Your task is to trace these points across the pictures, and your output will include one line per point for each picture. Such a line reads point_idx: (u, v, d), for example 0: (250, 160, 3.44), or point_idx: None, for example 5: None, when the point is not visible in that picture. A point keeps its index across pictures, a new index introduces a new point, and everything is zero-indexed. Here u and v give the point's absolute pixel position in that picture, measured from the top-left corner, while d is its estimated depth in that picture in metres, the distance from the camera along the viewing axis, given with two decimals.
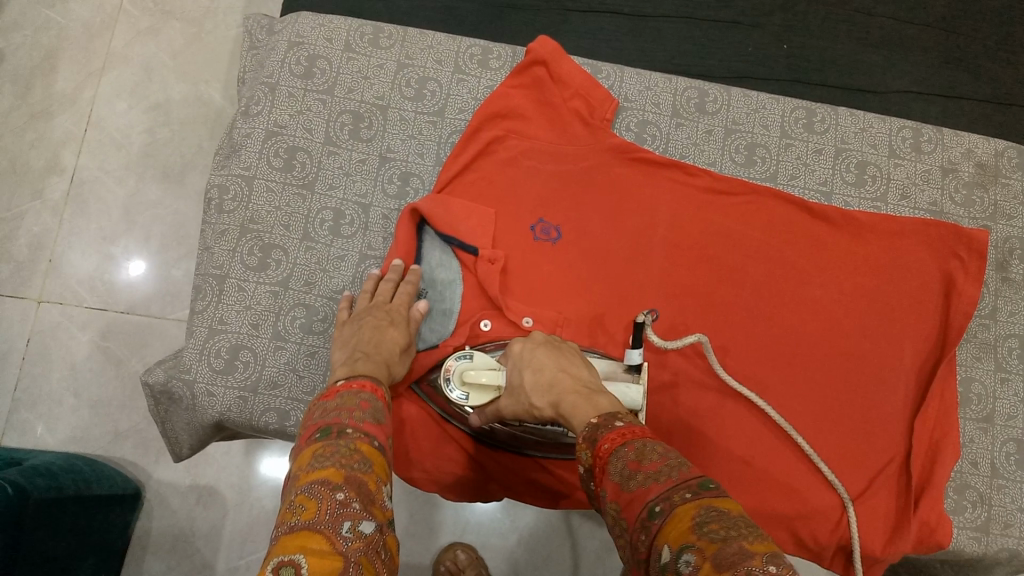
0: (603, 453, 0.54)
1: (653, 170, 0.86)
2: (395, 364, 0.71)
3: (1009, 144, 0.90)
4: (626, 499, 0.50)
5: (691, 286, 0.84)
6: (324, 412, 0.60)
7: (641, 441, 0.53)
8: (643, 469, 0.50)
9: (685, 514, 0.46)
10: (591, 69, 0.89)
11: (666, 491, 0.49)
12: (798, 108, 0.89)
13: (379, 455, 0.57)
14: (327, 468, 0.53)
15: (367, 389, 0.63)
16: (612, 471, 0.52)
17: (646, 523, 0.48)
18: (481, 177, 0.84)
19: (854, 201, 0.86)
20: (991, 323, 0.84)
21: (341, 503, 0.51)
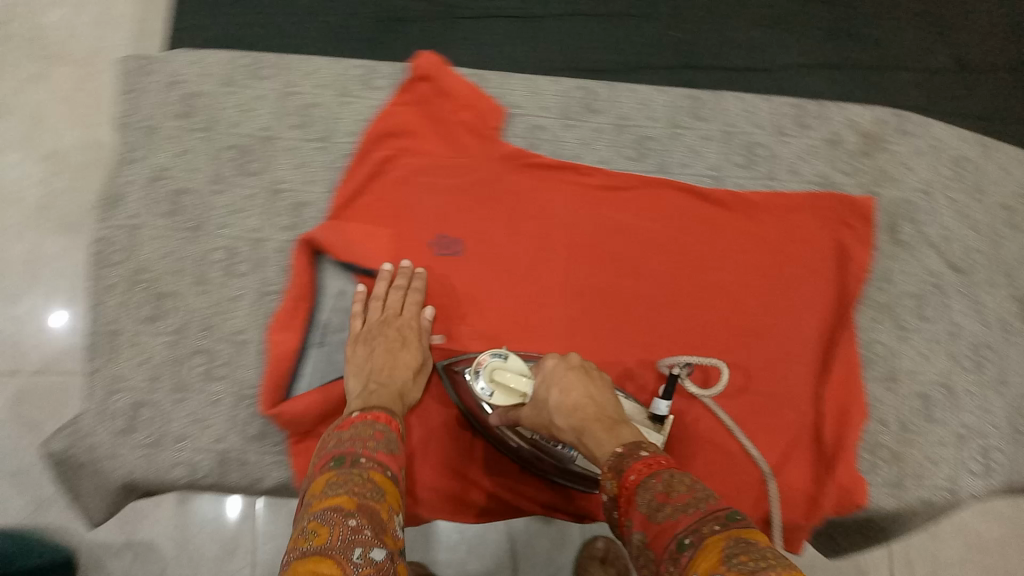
0: (631, 486, 0.56)
1: (547, 174, 0.87)
2: (409, 390, 0.76)
3: (890, 110, 0.91)
4: (656, 530, 0.52)
5: (596, 285, 0.85)
6: (339, 443, 0.65)
7: (667, 474, 0.55)
8: (671, 501, 0.52)
9: (714, 544, 0.47)
10: (477, 79, 0.88)
11: (693, 523, 0.50)
12: (683, 96, 0.90)
13: (389, 484, 0.62)
14: (341, 495, 0.57)
15: (381, 421, 0.68)
16: (642, 504, 0.54)
17: (675, 555, 0.49)
18: (377, 199, 0.83)
19: (746, 182, 0.88)
20: (886, 285, 0.86)
21: (355, 529, 0.54)
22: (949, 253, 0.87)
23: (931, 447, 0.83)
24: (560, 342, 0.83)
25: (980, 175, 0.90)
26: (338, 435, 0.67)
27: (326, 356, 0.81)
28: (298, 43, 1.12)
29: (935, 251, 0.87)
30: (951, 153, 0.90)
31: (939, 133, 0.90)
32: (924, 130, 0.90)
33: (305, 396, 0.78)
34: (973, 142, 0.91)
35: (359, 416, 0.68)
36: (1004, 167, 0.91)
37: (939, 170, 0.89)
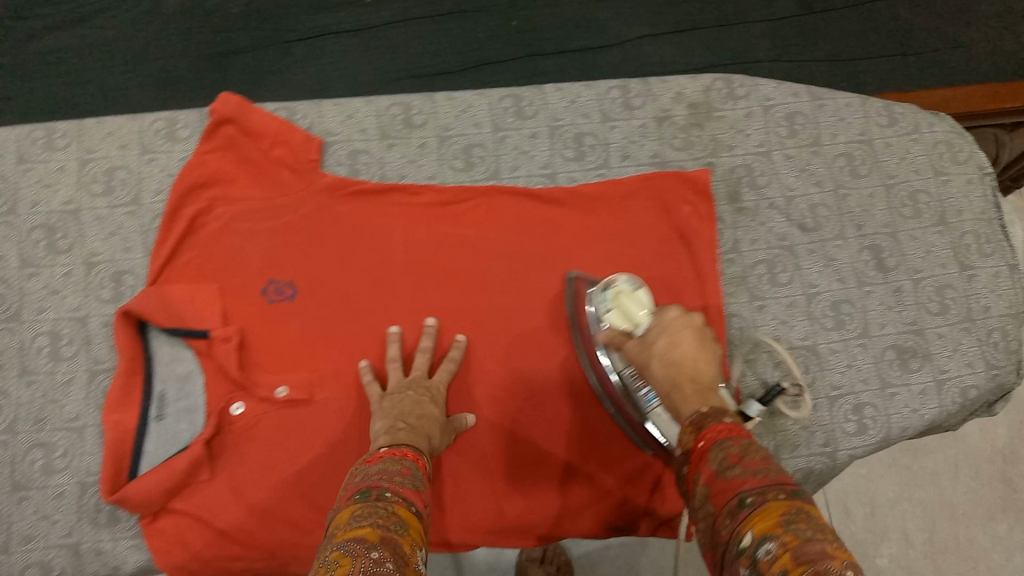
0: (708, 442, 0.52)
1: (375, 199, 0.83)
2: (436, 437, 0.69)
3: (716, 76, 0.89)
4: (720, 486, 0.48)
5: (442, 305, 0.81)
6: (364, 477, 0.58)
7: (746, 440, 0.51)
8: (742, 462, 0.48)
9: (776, 508, 0.44)
10: (285, 113, 0.85)
11: (761, 487, 0.46)
12: (504, 96, 0.88)
13: (416, 520, 0.53)
14: (363, 528, 0.49)
15: (408, 458, 0.62)
16: (713, 460, 0.50)
17: (736, 511, 0.45)
18: (199, 255, 0.80)
19: (579, 175, 0.86)
20: (736, 257, 0.85)
21: (375, 561, 0.45)
22: (795, 213, 0.86)
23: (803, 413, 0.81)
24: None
25: (816, 128, 0.88)
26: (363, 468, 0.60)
27: (169, 427, 0.76)
28: (137, 92, 1.12)
29: (780, 214, 0.85)
30: (783, 109, 0.88)
31: (768, 91, 0.89)
32: (752, 90, 0.89)
33: (143, 478, 0.73)
34: (804, 94, 0.89)
35: (386, 451, 0.62)
36: (839, 114, 0.89)
37: (773, 129, 0.87)
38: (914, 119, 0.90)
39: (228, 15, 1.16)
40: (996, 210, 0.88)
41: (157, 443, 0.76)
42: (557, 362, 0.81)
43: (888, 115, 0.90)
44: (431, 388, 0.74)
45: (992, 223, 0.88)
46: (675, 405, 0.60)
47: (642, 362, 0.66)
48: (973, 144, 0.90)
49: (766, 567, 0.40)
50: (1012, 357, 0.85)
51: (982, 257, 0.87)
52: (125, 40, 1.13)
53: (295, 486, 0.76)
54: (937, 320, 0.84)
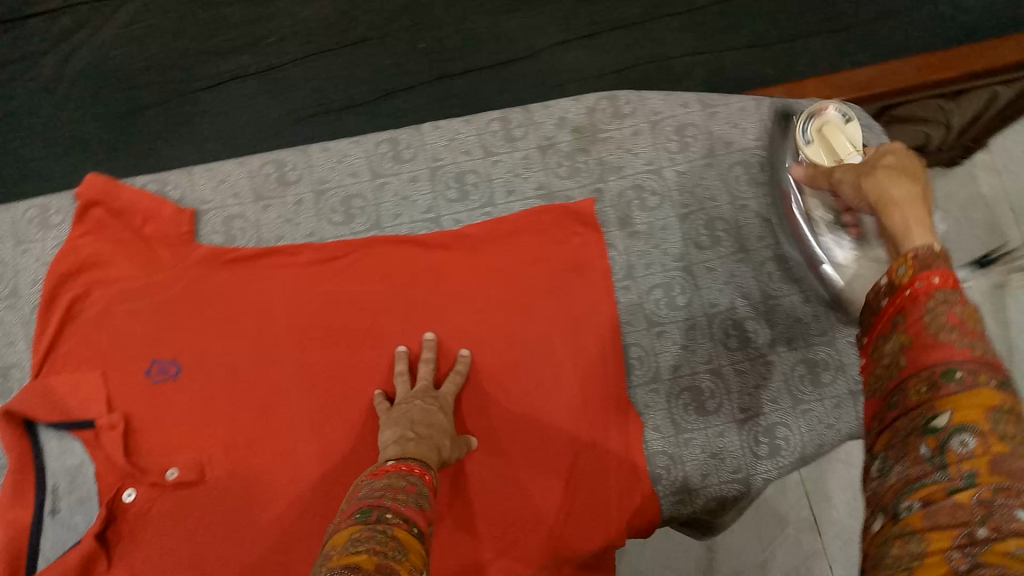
0: (921, 290, 0.45)
1: (254, 264, 0.82)
2: (446, 446, 0.67)
3: (599, 96, 0.88)
4: (924, 348, 0.42)
5: (326, 366, 0.79)
6: (371, 490, 0.55)
7: (972, 304, 0.44)
8: (963, 330, 0.42)
9: (986, 398, 0.39)
10: (157, 186, 0.84)
11: (974, 363, 0.40)
12: (381, 142, 0.86)
13: (413, 547, 0.49)
14: (359, 554, 0.44)
15: (415, 472, 0.59)
16: (930, 310, 0.43)
17: (936, 383, 0.40)
18: (78, 344, 0.78)
19: (464, 216, 0.84)
20: (630, 284, 0.81)
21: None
22: (692, 229, 0.83)
23: (710, 439, 0.77)
24: (307, 439, 0.77)
25: (708, 137, 0.85)
26: (370, 483, 0.58)
27: (65, 521, 0.74)
28: (49, 161, 1.12)
29: (675, 234, 0.82)
30: (672, 123, 0.86)
31: (654, 105, 0.86)
32: (638, 106, 0.86)
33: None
34: (694, 104, 0.87)
35: (393, 466, 0.60)
36: (732, 121, 0.86)
37: (662, 145, 0.85)
38: None
39: (131, 72, 1.13)
40: None
41: (55, 540, 0.73)
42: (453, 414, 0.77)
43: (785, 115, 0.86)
44: (440, 400, 0.72)
45: None
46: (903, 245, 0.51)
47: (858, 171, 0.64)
48: (880, 135, 0.85)
49: (955, 460, 0.37)
50: None
51: None
52: (31, 111, 1.12)
53: (192, 566, 0.73)
54: (849, 328, 0.80)
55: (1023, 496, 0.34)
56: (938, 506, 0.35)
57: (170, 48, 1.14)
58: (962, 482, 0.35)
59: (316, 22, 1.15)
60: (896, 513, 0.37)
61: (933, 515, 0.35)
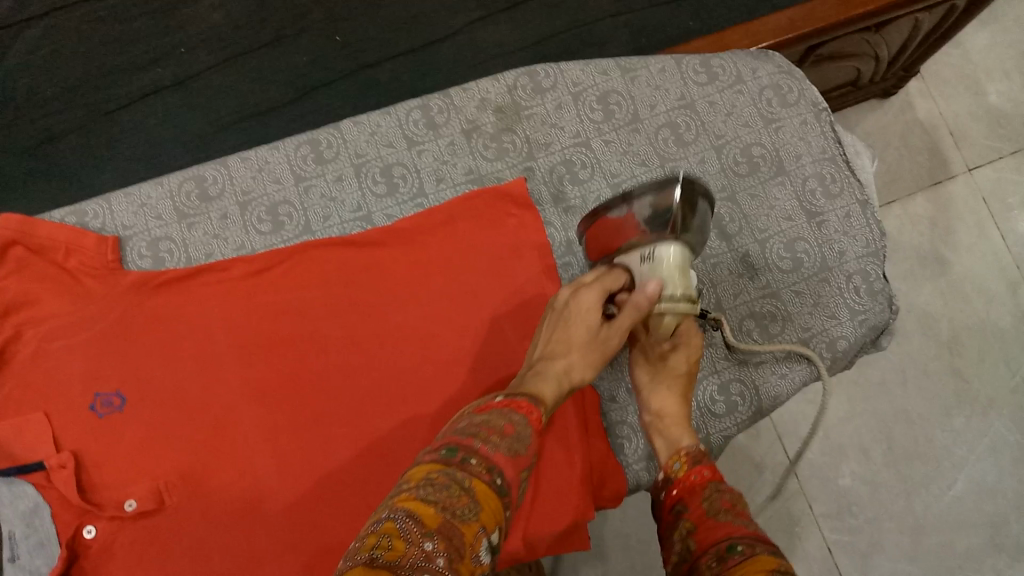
0: (698, 481, 0.64)
1: (186, 285, 0.79)
2: (574, 371, 0.65)
3: (518, 72, 0.86)
4: (710, 527, 0.57)
5: (272, 377, 0.78)
6: (469, 424, 0.56)
7: (736, 493, 0.62)
8: (735, 510, 0.58)
9: (765, 559, 0.49)
10: (76, 216, 0.82)
11: (748, 537, 0.53)
12: (301, 144, 0.84)
13: (488, 501, 0.50)
14: (429, 503, 0.46)
15: (519, 412, 0.59)
16: (706, 500, 0.61)
17: (723, 554, 0.52)
18: (17, 387, 0.76)
19: (396, 210, 0.83)
20: (573, 258, 0.81)
21: (427, 555, 0.43)
22: None
23: None
24: (263, 454, 0.76)
25: (632, 103, 0.84)
26: (472, 415, 0.58)
27: (26, 566, 0.72)
28: None
29: None
30: (594, 92, 0.84)
31: (575, 76, 0.85)
32: (558, 79, 0.85)
33: None
34: (614, 70, 0.85)
35: (501, 403, 0.59)
36: (654, 83, 0.85)
37: (586, 116, 0.84)
38: (734, 68, 0.86)
39: (42, 97, 1.09)
40: (837, 146, 0.84)
41: None
42: (408, 416, 0.76)
43: (706, 71, 0.85)
44: (570, 311, 0.67)
45: (835, 161, 0.83)
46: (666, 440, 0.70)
47: (646, 303, 0.64)
48: (802, 81, 0.86)
49: None
50: (880, 297, 0.79)
51: (829, 200, 0.82)
52: None
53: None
54: (790, 278, 0.79)
55: None
56: None
57: (81, 70, 1.10)
58: None
59: (228, 27, 1.13)
60: None
61: None
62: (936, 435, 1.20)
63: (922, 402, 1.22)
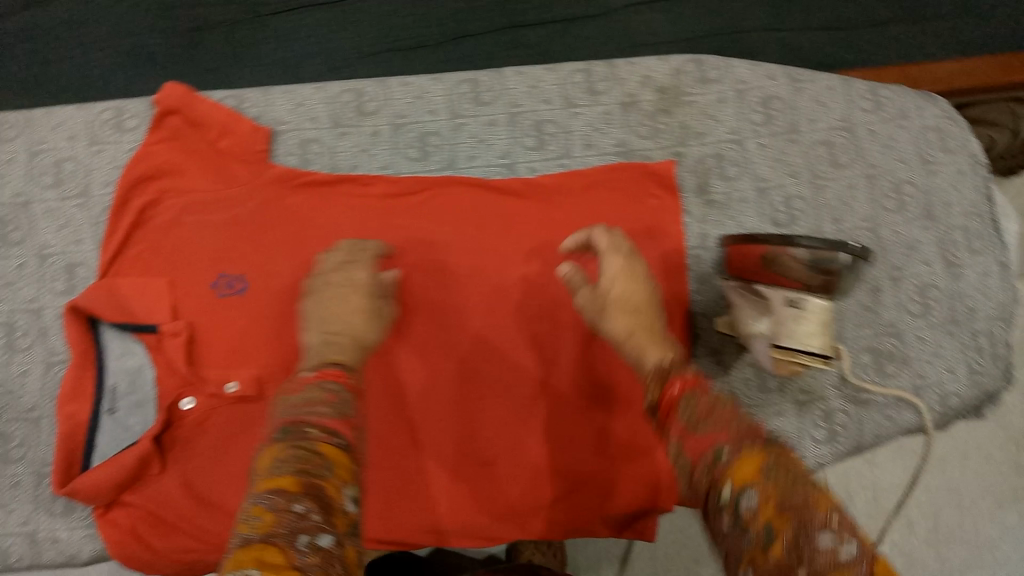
0: (673, 394, 0.53)
1: (327, 190, 0.80)
2: (365, 334, 0.73)
3: (686, 57, 0.84)
4: (693, 438, 0.50)
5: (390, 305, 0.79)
6: (297, 403, 0.61)
7: (713, 392, 0.53)
8: (713, 416, 0.51)
9: (752, 462, 0.47)
10: (234, 100, 0.82)
11: (735, 436, 0.49)
12: (462, 81, 0.84)
13: (340, 455, 0.57)
14: (288, 474, 0.53)
15: (332, 380, 0.64)
16: (686, 412, 0.52)
17: (715, 465, 0.48)
18: (147, 248, 0.78)
19: (539, 165, 0.82)
20: (703, 252, 0.80)
21: (300, 515, 0.50)
22: (768, 206, 0.81)
23: (771, 416, 0.78)
24: (366, 372, 0.78)
25: (793, 113, 0.83)
26: (295, 394, 0.63)
27: (122, 421, 0.76)
28: (115, 71, 1.09)
29: (752, 209, 0.81)
30: (758, 94, 0.83)
31: (742, 74, 0.84)
32: (725, 74, 0.84)
33: (94, 470, 0.72)
34: (782, 76, 0.84)
35: (314, 376, 0.64)
36: (820, 99, 0.84)
37: (746, 116, 0.83)
38: (901, 103, 0.85)
39: None
40: (987, 203, 0.83)
41: (112, 437, 0.76)
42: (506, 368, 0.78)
43: (873, 99, 0.84)
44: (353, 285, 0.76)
45: (983, 217, 0.83)
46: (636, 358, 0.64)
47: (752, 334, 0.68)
48: (965, 130, 0.85)
49: (751, 524, 0.45)
50: (998, 362, 0.80)
51: (971, 255, 0.81)
52: (96, 16, 1.08)
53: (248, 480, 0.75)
54: (918, 323, 0.79)
55: (813, 523, 0.43)
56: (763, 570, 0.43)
57: None
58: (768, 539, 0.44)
59: None
60: None
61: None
62: (984, 525, 1.12)
63: (979, 490, 1.13)
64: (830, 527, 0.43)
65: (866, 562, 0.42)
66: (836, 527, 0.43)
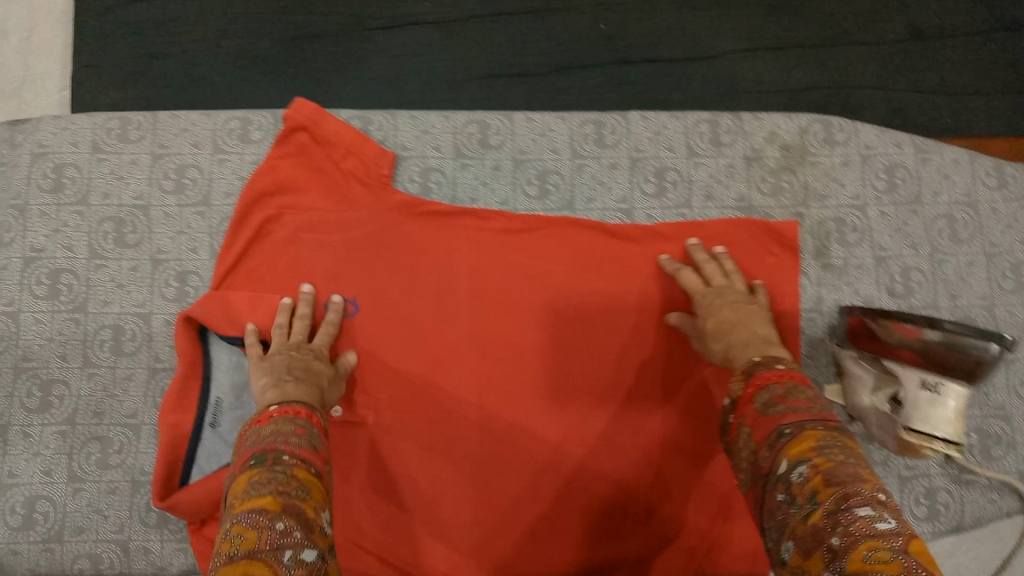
0: (754, 386, 0.62)
1: (444, 220, 0.80)
2: (326, 388, 0.71)
3: (813, 116, 0.84)
4: (763, 422, 0.59)
5: (493, 355, 0.78)
6: (259, 438, 0.61)
7: (793, 383, 0.61)
8: (789, 402, 0.59)
9: (810, 438, 0.55)
10: (361, 122, 0.82)
11: (801, 419, 0.57)
12: (586, 121, 0.84)
13: (314, 480, 0.58)
14: (264, 497, 0.54)
15: (302, 415, 0.64)
16: (758, 401, 0.61)
17: (776, 442, 0.56)
18: (261, 264, 0.78)
19: (658, 213, 0.82)
20: (817, 316, 0.80)
21: (281, 532, 0.51)
22: (885, 275, 0.81)
23: None
24: (469, 405, 0.78)
25: (917, 183, 0.82)
26: (257, 429, 0.63)
27: (224, 437, 0.75)
28: (217, 72, 1.09)
29: (870, 277, 0.80)
30: (883, 161, 0.83)
31: (869, 139, 0.83)
32: (852, 137, 0.83)
33: (194, 487, 0.72)
34: (908, 145, 0.83)
35: (279, 412, 0.64)
36: (945, 172, 0.83)
37: (870, 182, 0.82)
38: None
39: None
40: None
41: (212, 451, 0.75)
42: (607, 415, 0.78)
43: (999, 176, 0.83)
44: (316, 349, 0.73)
45: None
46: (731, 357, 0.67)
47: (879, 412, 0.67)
48: None
49: (799, 488, 0.52)
50: None
51: None
52: (209, 17, 1.10)
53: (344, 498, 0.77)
54: None
55: (856, 496, 0.49)
56: (802, 532, 0.50)
57: None
58: (811, 507, 0.50)
59: None
60: (782, 556, 0.52)
61: (801, 542, 0.50)
62: None
63: None
64: (868, 501, 0.49)
65: (901, 535, 0.47)
66: (875, 500, 0.49)
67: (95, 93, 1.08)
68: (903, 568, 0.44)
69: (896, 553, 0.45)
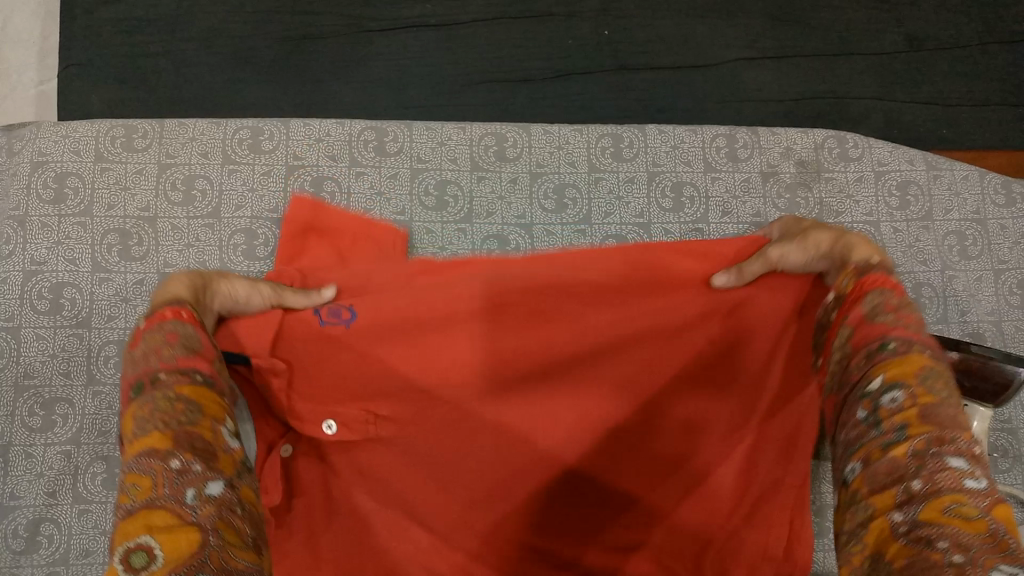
0: (865, 284, 0.50)
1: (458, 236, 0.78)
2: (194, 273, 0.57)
3: (828, 133, 0.85)
4: (863, 328, 0.48)
5: (528, 371, 0.67)
6: (131, 360, 0.48)
7: (908, 296, 0.49)
8: (898, 312, 0.48)
9: (914, 360, 0.45)
10: (375, 134, 0.82)
11: (907, 335, 0.46)
12: (603, 135, 0.84)
13: (207, 392, 0.47)
14: (150, 432, 0.44)
15: (172, 317, 0.50)
16: (867, 299, 0.49)
17: (872, 353, 0.46)
18: None
19: (674, 227, 0.82)
20: None
21: (180, 473, 0.42)
22: None
23: None
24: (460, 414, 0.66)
25: (928, 200, 0.83)
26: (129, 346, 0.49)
27: None
28: (214, 73, 1.05)
29: None
30: (895, 177, 0.84)
31: (882, 155, 0.84)
32: (865, 153, 0.84)
33: None
34: (920, 162, 0.85)
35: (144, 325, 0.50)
36: (955, 188, 0.84)
37: (883, 199, 0.83)
38: None
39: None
40: None
41: None
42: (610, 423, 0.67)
43: (1006, 194, 0.85)
44: None
45: None
46: (841, 258, 0.54)
47: None
48: None
49: (888, 415, 0.44)
50: None
51: None
52: (203, 15, 1.06)
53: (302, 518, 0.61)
54: None
55: (951, 444, 0.42)
56: (877, 462, 0.43)
57: None
58: (896, 440, 0.43)
59: None
60: (844, 478, 0.45)
61: (873, 472, 0.43)
62: None
63: None
64: (960, 451, 0.41)
65: (988, 498, 0.40)
66: (969, 452, 0.42)
67: (83, 93, 1.04)
68: (985, 534, 0.38)
69: (980, 514, 0.39)
